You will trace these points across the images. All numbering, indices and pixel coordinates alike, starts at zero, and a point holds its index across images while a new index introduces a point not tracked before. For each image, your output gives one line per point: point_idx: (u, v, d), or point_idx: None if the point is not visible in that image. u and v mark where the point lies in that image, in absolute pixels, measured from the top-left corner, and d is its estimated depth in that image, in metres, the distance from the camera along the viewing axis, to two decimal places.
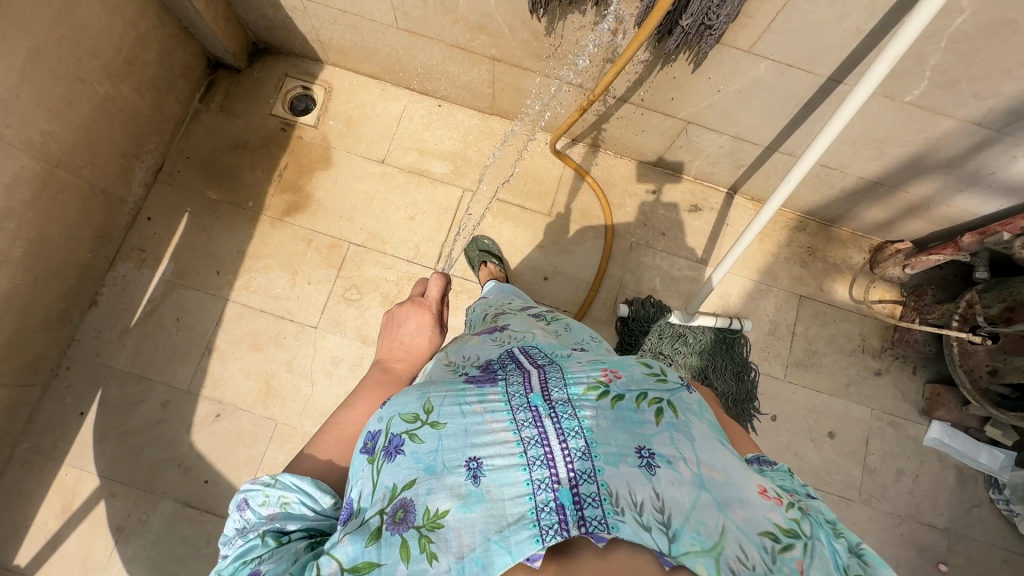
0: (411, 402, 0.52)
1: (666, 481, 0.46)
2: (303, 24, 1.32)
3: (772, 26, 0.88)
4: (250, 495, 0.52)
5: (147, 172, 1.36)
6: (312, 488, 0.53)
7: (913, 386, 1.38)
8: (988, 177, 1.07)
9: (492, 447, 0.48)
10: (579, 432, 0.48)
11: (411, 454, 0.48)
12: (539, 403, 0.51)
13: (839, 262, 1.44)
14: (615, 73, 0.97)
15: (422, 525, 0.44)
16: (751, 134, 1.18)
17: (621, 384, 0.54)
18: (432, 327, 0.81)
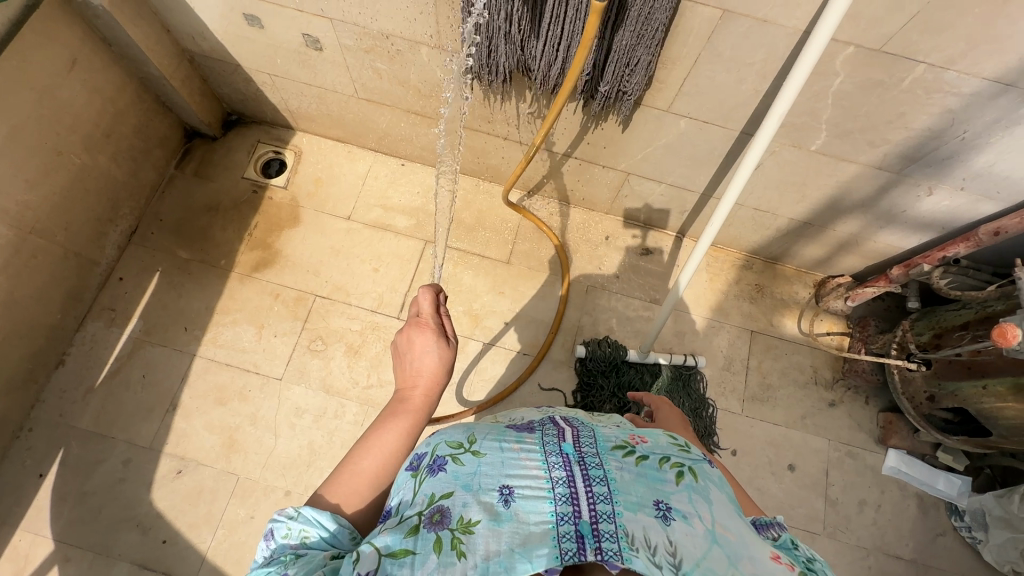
0: (457, 432, 0.56)
1: (679, 531, 0.47)
2: (272, 95, 1.43)
3: (684, 89, 0.98)
4: (276, 527, 0.54)
5: (121, 235, 1.42)
6: (329, 521, 0.53)
7: (867, 415, 1.41)
8: (902, 214, 1.16)
9: (524, 479, 0.51)
10: (603, 480, 0.51)
11: (451, 472, 0.52)
12: (570, 451, 0.54)
13: (786, 297, 1.51)
14: (543, 135, 1.03)
15: (455, 528, 0.48)
16: (685, 182, 1.28)
17: (645, 446, 0.56)
18: (438, 342, 0.71)
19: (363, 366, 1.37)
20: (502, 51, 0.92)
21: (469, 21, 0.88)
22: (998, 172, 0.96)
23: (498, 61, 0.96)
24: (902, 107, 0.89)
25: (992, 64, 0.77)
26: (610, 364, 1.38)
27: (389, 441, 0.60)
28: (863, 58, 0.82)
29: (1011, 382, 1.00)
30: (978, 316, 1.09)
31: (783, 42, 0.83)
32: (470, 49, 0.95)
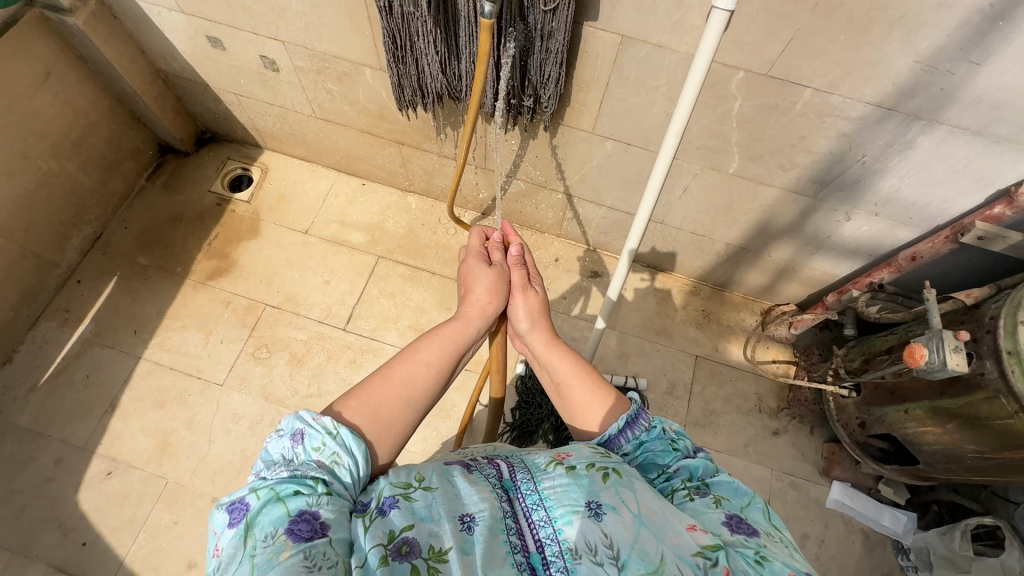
0: (402, 472, 0.53)
1: (612, 521, 0.48)
2: (241, 115, 1.52)
3: (602, 111, 1.04)
4: (311, 434, 0.52)
5: (84, 240, 1.48)
6: (364, 460, 0.52)
7: (812, 446, 1.39)
8: (828, 240, 1.19)
9: (479, 505, 0.50)
10: (539, 502, 0.52)
11: (407, 507, 0.49)
12: (506, 483, 0.55)
13: (733, 324, 1.52)
14: (467, 148, 1.09)
15: (428, 557, 0.46)
16: (622, 204, 1.32)
17: (572, 457, 0.56)
18: (483, 266, 0.71)
19: (304, 375, 1.38)
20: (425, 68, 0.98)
21: (390, 40, 0.95)
22: (905, 196, 0.99)
23: (423, 79, 1.01)
24: (802, 130, 0.93)
25: (871, 89, 0.82)
26: None
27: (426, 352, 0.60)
28: (754, 82, 0.87)
29: (928, 406, 0.98)
30: (901, 340, 1.09)
31: (680, 66, 0.89)
32: (396, 67, 1.01)
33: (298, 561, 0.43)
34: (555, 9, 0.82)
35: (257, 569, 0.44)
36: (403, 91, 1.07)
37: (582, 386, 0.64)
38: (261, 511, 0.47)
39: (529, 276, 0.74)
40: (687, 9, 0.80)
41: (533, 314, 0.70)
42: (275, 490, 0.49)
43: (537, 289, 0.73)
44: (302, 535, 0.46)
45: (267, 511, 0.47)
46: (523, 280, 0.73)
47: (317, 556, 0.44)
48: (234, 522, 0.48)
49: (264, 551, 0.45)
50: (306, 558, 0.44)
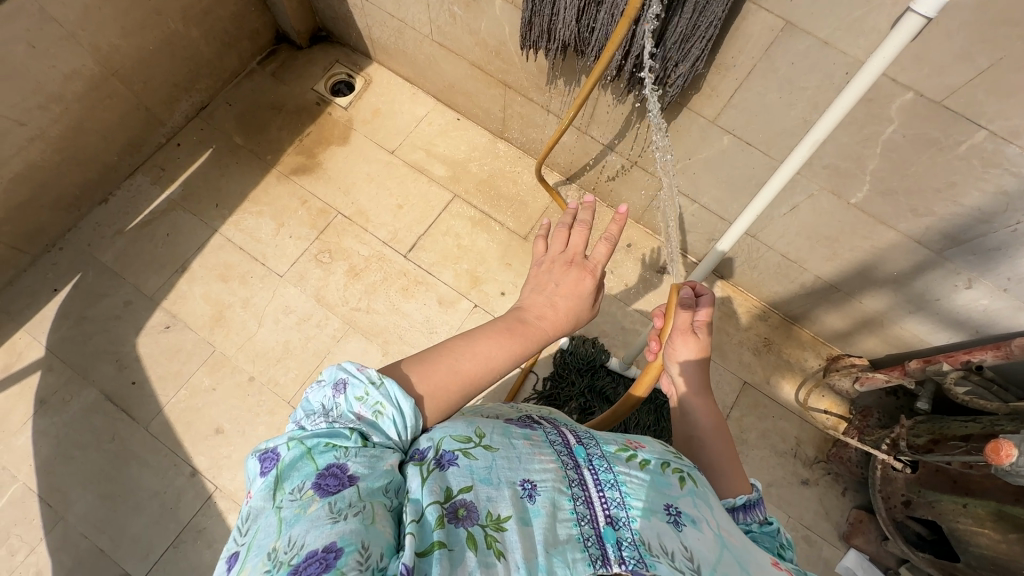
0: (462, 426, 0.50)
1: (692, 536, 0.47)
2: (360, 20, 1.51)
3: (732, 102, 0.96)
4: (353, 384, 0.50)
5: (190, 107, 1.54)
6: (411, 414, 0.49)
7: (839, 507, 1.31)
8: (935, 303, 1.07)
9: (542, 474, 0.49)
10: (615, 485, 0.51)
11: (465, 466, 0.47)
12: (578, 455, 0.53)
13: (792, 361, 1.43)
14: (577, 108, 1.03)
15: (486, 524, 0.44)
16: (718, 207, 1.24)
17: (647, 451, 0.56)
18: (587, 296, 0.69)
19: (357, 288, 1.42)
20: (563, 11, 0.93)
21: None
22: None
23: (556, 23, 0.96)
24: (954, 176, 0.82)
25: None
26: (588, 364, 1.36)
27: (498, 346, 0.58)
28: (920, 107, 0.77)
29: (993, 508, 0.91)
30: (982, 431, 0.99)
31: (841, 71, 0.79)
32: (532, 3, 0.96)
33: (323, 515, 0.40)
34: None
35: (284, 523, 0.40)
36: (531, 33, 1.02)
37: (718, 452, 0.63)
38: (290, 461, 0.44)
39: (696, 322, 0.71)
40: (874, 7, 0.70)
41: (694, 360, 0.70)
42: (307, 441, 0.46)
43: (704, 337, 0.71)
44: (329, 489, 0.42)
45: (297, 466, 0.44)
46: (689, 325, 0.71)
47: (343, 509, 0.41)
48: (264, 471, 0.45)
49: (292, 505, 0.41)
50: (332, 511, 0.40)
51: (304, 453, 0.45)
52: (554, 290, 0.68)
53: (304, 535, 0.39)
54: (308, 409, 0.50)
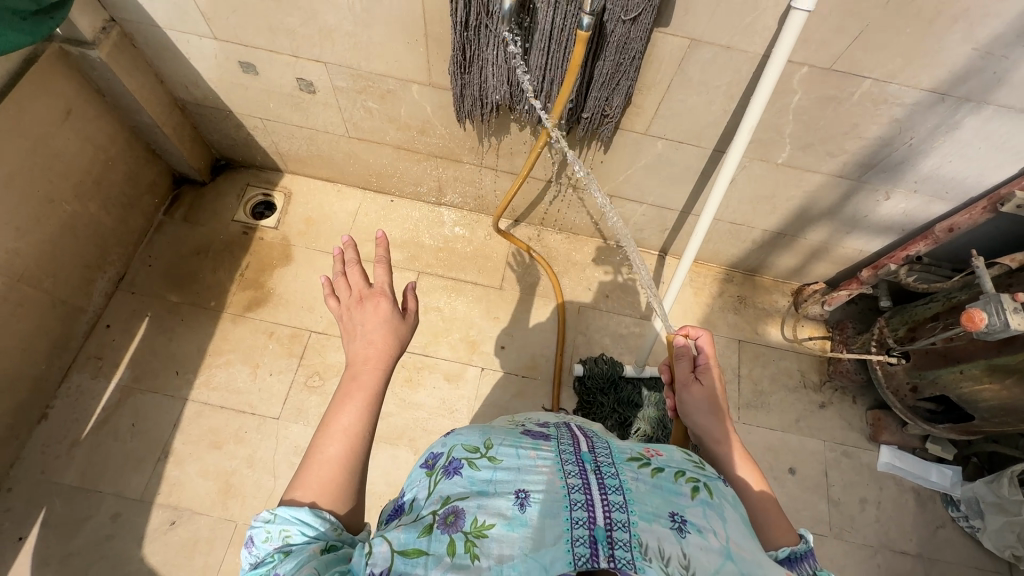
0: (474, 436, 0.60)
1: (693, 545, 0.51)
2: (263, 139, 1.48)
3: (659, 113, 1.07)
4: (257, 532, 0.56)
5: (108, 282, 1.41)
6: (313, 517, 0.54)
7: (857, 414, 1.46)
8: (865, 219, 1.26)
9: (538, 486, 0.55)
10: (619, 489, 0.55)
11: (467, 476, 0.56)
12: (585, 460, 0.58)
13: (767, 306, 1.59)
14: (533, 161, 1.13)
15: (469, 531, 0.52)
16: (666, 201, 1.36)
17: (661, 459, 0.60)
18: (393, 315, 0.69)
19: None
20: (492, 80, 0.99)
21: (459, 51, 0.94)
22: (944, 174, 1.06)
23: (486, 89, 1.02)
24: (854, 119, 0.99)
25: (928, 76, 0.88)
26: (608, 380, 1.41)
27: (352, 408, 0.61)
28: (816, 76, 0.92)
29: (984, 365, 1.06)
30: (946, 307, 1.16)
31: (746, 65, 0.93)
32: (459, 78, 1.01)
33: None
34: (635, 19, 0.83)
35: None
36: (461, 103, 1.06)
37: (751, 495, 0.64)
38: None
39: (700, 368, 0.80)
40: (761, 11, 0.83)
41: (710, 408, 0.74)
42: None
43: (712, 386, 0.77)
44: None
45: None
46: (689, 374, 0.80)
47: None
48: None
49: None
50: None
51: None
52: (362, 330, 0.68)
53: None
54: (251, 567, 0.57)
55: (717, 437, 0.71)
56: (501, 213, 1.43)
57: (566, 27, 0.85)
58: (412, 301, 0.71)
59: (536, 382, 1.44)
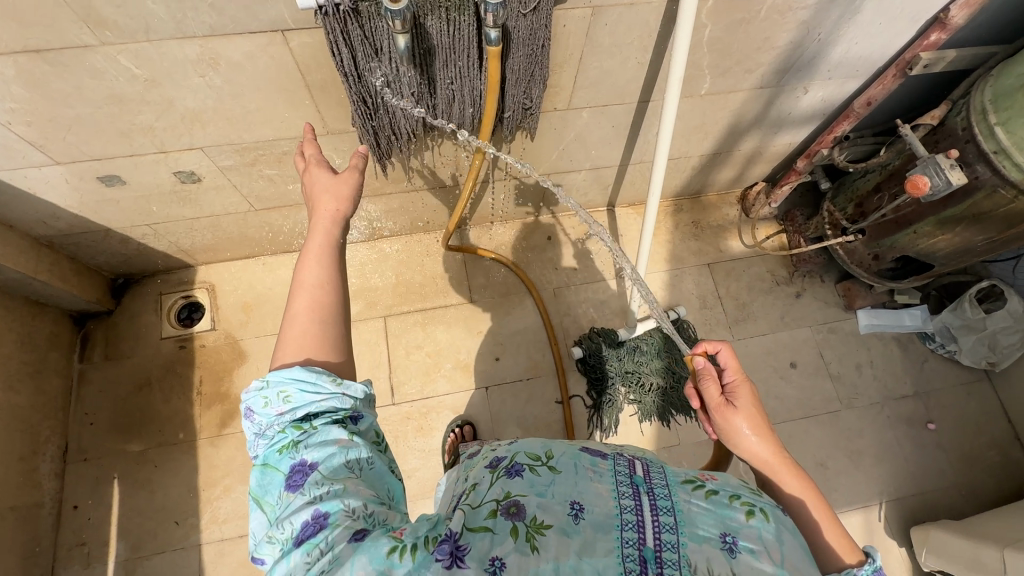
0: (535, 445, 0.61)
1: (745, 566, 0.50)
2: (159, 243, 1.30)
3: (577, 86, 1.02)
4: (253, 400, 0.60)
5: (53, 461, 1.23)
6: (303, 376, 0.58)
7: (829, 291, 1.56)
8: (789, 117, 1.28)
9: (596, 499, 0.54)
10: (670, 509, 0.54)
11: (528, 479, 0.56)
12: (638, 482, 0.58)
13: (721, 221, 1.63)
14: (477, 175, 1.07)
15: (530, 525, 0.52)
16: (602, 161, 1.33)
17: (716, 484, 0.59)
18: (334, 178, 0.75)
19: None
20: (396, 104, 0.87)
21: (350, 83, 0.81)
22: (853, 55, 1.09)
23: (391, 114, 0.90)
24: (766, 33, 0.97)
25: None
26: (608, 352, 1.43)
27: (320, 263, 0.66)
28: (722, 5, 0.89)
29: (934, 221, 1.13)
30: (883, 176, 1.22)
31: (652, 16, 0.88)
32: (358, 113, 0.87)
33: (303, 501, 0.52)
34: (534, 9, 0.76)
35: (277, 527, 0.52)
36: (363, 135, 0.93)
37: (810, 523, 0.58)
38: (262, 480, 0.56)
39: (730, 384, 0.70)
40: None
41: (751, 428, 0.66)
42: (262, 462, 0.57)
43: (747, 402, 0.68)
44: (296, 483, 0.54)
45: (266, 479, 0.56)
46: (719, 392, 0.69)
47: (316, 490, 0.53)
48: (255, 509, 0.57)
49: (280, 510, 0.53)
50: (308, 496, 0.52)
51: (266, 466, 0.57)
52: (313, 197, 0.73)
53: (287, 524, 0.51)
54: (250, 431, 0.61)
55: (765, 459, 0.63)
56: (451, 230, 1.37)
57: (467, 32, 0.76)
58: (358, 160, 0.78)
59: (541, 379, 1.42)
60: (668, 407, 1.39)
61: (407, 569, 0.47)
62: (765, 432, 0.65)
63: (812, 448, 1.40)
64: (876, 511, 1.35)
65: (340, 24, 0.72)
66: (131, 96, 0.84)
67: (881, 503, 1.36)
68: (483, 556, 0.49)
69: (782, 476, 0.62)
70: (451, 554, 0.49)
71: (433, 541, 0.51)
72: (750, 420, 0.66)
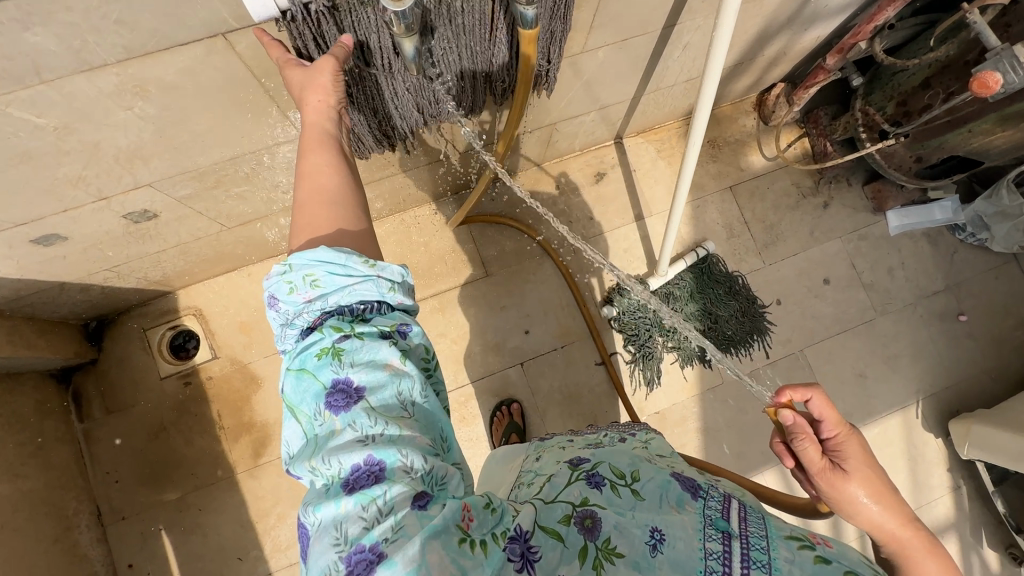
0: (623, 463, 0.60)
1: None
2: (126, 281, 1.12)
3: (596, 25, 0.82)
4: (276, 287, 0.58)
5: (91, 528, 1.17)
6: (329, 259, 0.56)
7: (856, 195, 1.48)
8: (825, 10, 1.09)
9: (678, 533, 0.52)
10: (762, 564, 0.50)
11: (607, 496, 0.55)
12: (728, 526, 0.53)
13: (738, 136, 1.48)
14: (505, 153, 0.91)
15: (602, 546, 0.50)
16: (615, 96, 1.15)
17: (830, 551, 0.52)
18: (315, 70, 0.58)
19: None
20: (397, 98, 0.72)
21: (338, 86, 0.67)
22: None
23: (391, 111, 0.74)
24: None
25: None
26: (642, 306, 1.35)
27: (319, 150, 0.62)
28: None
29: (996, 118, 1.03)
30: (936, 70, 1.07)
31: None
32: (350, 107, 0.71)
33: (354, 437, 0.49)
34: None
35: (320, 444, 0.50)
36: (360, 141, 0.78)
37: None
38: (297, 387, 0.53)
39: (833, 440, 0.62)
40: None
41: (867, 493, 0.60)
42: (296, 365, 0.54)
43: (858, 463, 0.61)
44: (341, 404, 0.51)
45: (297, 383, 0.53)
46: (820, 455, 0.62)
47: (368, 427, 0.50)
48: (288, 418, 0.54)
49: (320, 426, 0.51)
50: (359, 431, 0.50)
51: (298, 366, 0.54)
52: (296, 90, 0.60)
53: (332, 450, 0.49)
54: (278, 324, 0.59)
55: (891, 533, 0.58)
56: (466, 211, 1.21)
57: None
58: (340, 50, 0.60)
59: (576, 343, 1.36)
60: (709, 347, 1.37)
61: (478, 564, 0.46)
62: (884, 498, 0.60)
63: (851, 360, 1.40)
64: (914, 409, 1.39)
65: (310, 20, 0.57)
66: (43, 150, 0.63)
67: (917, 401, 1.40)
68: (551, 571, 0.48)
69: (911, 551, 0.57)
70: (523, 557, 0.49)
71: (503, 537, 0.49)
72: (865, 484, 0.60)
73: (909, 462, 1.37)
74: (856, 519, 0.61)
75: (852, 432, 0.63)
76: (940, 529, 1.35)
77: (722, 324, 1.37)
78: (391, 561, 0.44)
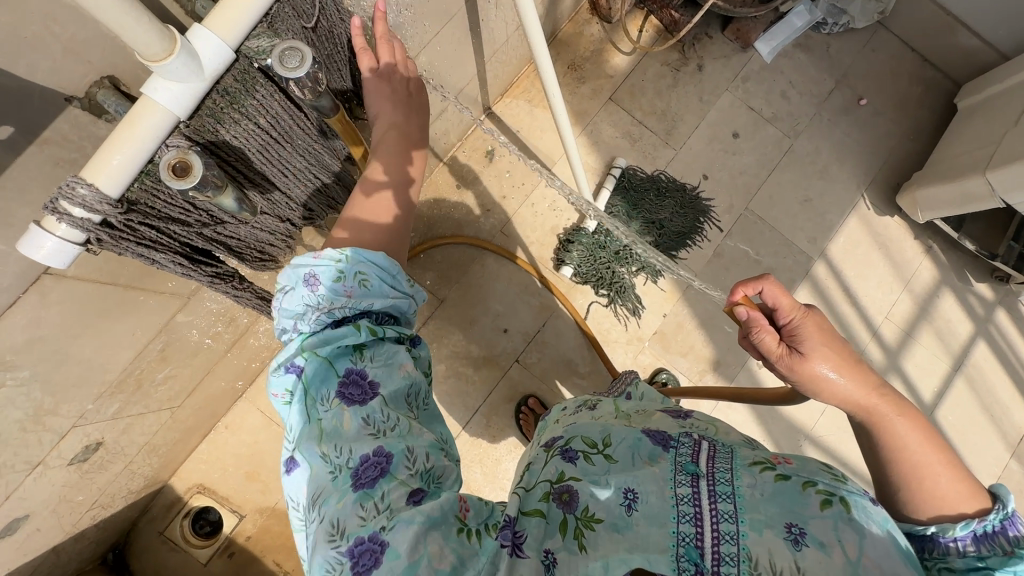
0: (594, 432, 0.57)
1: (811, 561, 0.42)
2: (118, 504, 1.07)
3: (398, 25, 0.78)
4: (320, 269, 0.56)
5: None
6: (384, 274, 0.58)
7: (721, 43, 1.49)
8: None
9: (645, 484, 0.49)
10: (727, 494, 0.47)
11: (580, 467, 0.53)
12: (694, 465, 0.50)
13: (591, 47, 1.46)
14: None
15: (581, 516, 0.49)
16: (461, 76, 1.11)
17: (792, 466, 0.49)
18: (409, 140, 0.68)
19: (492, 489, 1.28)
20: (273, 222, 0.67)
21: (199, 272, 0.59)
22: None
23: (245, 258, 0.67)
24: None
25: None
26: (594, 250, 1.36)
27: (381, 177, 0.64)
28: None
29: None
30: None
31: None
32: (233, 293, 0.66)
33: (364, 429, 0.50)
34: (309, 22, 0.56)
35: (328, 430, 0.51)
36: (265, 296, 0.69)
37: (925, 468, 0.53)
38: (314, 367, 0.53)
39: (792, 322, 0.63)
40: None
41: (831, 367, 0.60)
42: (321, 352, 0.53)
43: (815, 341, 0.61)
44: (357, 399, 0.51)
45: (318, 371, 0.53)
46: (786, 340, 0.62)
47: (378, 421, 0.50)
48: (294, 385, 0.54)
49: (329, 413, 0.51)
50: (370, 424, 0.50)
51: (327, 357, 0.53)
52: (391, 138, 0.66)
53: (349, 444, 0.49)
54: (294, 324, 0.56)
55: (856, 400, 0.59)
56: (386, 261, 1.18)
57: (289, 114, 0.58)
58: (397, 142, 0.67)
59: (554, 315, 1.36)
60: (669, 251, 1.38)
61: (474, 553, 0.45)
62: (847, 368, 0.60)
63: (791, 193, 1.45)
64: (863, 204, 1.46)
65: (134, 235, 0.50)
66: None
67: (863, 194, 1.46)
68: (536, 546, 0.46)
69: (880, 416, 0.57)
70: (513, 540, 0.46)
71: (494, 528, 0.47)
72: (828, 359, 0.60)
73: (882, 250, 1.44)
74: (824, 396, 0.61)
75: (809, 312, 0.63)
76: (933, 291, 1.44)
77: (669, 225, 1.39)
78: (393, 550, 0.43)
